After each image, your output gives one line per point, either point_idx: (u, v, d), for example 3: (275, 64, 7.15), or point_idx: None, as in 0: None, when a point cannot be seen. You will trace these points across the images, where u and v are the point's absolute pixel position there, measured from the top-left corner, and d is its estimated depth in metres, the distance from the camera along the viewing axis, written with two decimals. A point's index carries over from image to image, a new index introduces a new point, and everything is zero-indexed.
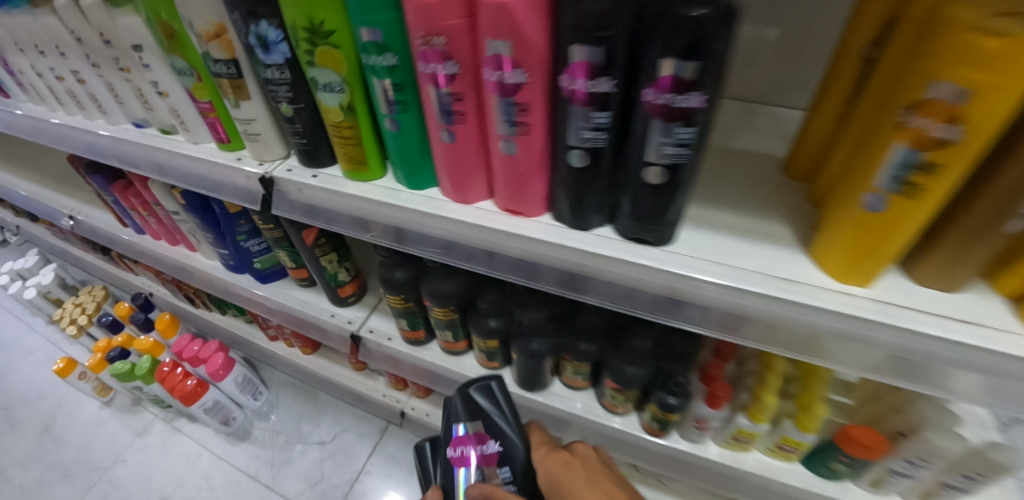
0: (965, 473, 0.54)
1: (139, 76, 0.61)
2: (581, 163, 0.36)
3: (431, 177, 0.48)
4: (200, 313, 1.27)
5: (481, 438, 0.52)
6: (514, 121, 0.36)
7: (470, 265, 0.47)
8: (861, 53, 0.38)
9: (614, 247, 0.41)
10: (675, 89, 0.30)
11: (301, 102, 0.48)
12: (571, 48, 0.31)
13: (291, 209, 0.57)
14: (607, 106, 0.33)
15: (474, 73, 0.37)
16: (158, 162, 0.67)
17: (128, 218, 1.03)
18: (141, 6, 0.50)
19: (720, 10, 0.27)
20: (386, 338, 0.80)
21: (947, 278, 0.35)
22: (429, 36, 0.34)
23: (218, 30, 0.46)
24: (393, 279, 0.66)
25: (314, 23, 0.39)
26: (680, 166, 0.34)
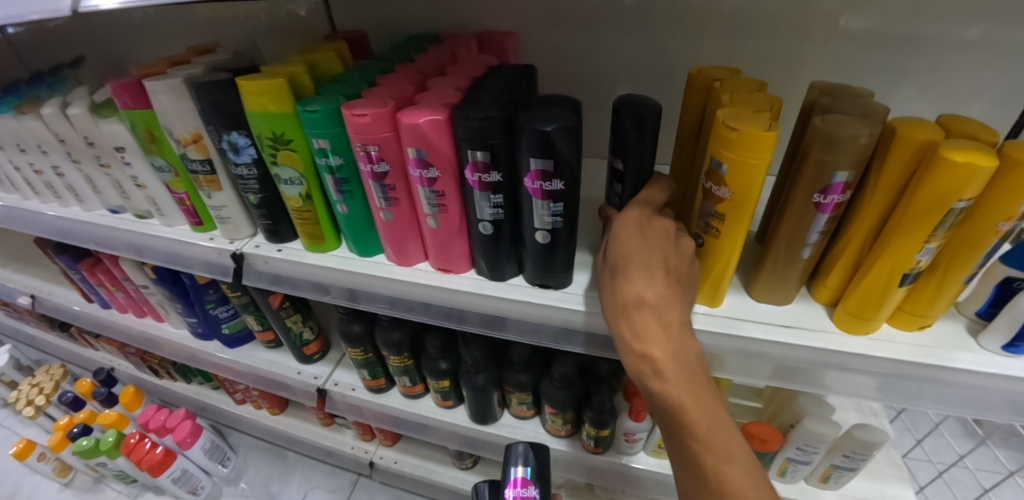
0: (845, 454, 0.64)
1: (119, 170, 0.70)
2: (489, 232, 0.48)
3: (376, 245, 0.58)
4: (166, 384, 1.28)
5: (535, 480, 0.51)
6: (435, 203, 0.48)
7: (412, 315, 0.57)
8: (691, 131, 0.51)
9: (524, 291, 0.52)
10: (541, 178, 0.42)
11: (265, 191, 0.58)
12: (469, 152, 0.42)
13: (259, 278, 0.66)
14: (500, 191, 0.45)
15: (401, 169, 0.48)
16: (137, 243, 0.75)
17: (95, 294, 1.07)
18: (126, 118, 0.59)
19: (562, 125, 0.38)
20: (351, 389, 0.86)
21: (772, 288, 0.50)
22: (366, 146, 0.45)
23: (194, 137, 0.56)
24: (350, 332, 0.74)
25: (276, 134, 0.50)
26: (558, 228, 0.46)
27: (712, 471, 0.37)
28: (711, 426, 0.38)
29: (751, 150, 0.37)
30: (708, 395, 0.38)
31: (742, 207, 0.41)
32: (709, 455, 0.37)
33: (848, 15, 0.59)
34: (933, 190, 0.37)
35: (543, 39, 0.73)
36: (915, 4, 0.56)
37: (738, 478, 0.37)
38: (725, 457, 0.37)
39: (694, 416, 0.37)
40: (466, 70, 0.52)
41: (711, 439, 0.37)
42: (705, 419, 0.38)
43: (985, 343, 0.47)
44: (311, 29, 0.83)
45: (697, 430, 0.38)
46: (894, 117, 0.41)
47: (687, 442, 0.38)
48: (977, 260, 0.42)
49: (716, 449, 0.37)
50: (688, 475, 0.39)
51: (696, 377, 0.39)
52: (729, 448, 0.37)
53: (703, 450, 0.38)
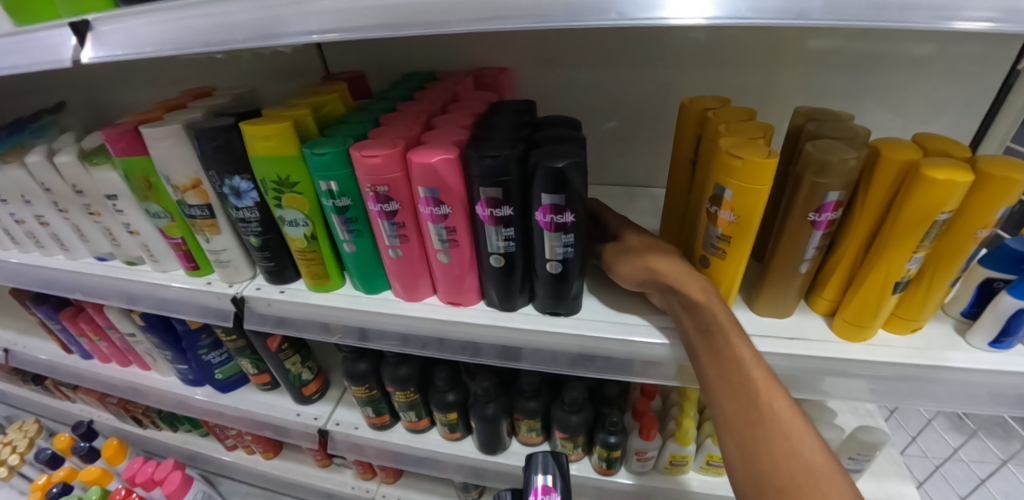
0: (851, 456, 0.65)
1: (110, 217, 0.68)
2: (499, 264, 0.49)
3: (383, 282, 0.58)
4: (150, 434, 1.22)
5: (558, 486, 0.50)
6: (446, 238, 0.48)
7: (425, 351, 0.56)
8: (687, 158, 0.54)
9: (537, 320, 0.52)
10: (553, 212, 0.43)
11: (268, 233, 0.58)
12: (481, 189, 0.43)
13: (262, 321, 0.64)
14: (510, 226, 0.46)
15: (411, 207, 0.49)
16: (128, 291, 0.73)
17: (76, 344, 1.02)
18: (121, 166, 0.59)
19: (574, 161, 0.40)
20: (353, 427, 0.84)
21: (774, 303, 0.52)
22: (376, 186, 0.46)
23: (194, 183, 0.56)
24: (354, 371, 0.73)
25: (282, 178, 0.50)
26: (569, 258, 0.47)
27: (794, 483, 0.38)
28: (795, 434, 0.40)
29: (752, 177, 0.39)
30: (794, 405, 0.41)
31: (745, 229, 0.43)
32: (794, 463, 0.38)
33: (818, 43, 0.64)
34: (918, 205, 0.40)
35: (533, 73, 0.75)
36: (876, 32, 0.61)
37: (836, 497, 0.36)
38: (814, 471, 0.38)
39: (779, 417, 0.40)
40: (468, 108, 0.54)
41: (798, 447, 0.39)
42: (790, 425, 0.40)
43: (971, 340, 0.49)
44: (301, 69, 0.84)
45: (781, 433, 0.40)
46: (876, 139, 0.44)
47: (773, 448, 0.40)
48: (960, 266, 0.45)
49: (802, 458, 0.39)
50: (768, 492, 0.39)
51: (776, 383, 0.42)
52: (818, 461, 0.38)
53: (785, 458, 0.39)
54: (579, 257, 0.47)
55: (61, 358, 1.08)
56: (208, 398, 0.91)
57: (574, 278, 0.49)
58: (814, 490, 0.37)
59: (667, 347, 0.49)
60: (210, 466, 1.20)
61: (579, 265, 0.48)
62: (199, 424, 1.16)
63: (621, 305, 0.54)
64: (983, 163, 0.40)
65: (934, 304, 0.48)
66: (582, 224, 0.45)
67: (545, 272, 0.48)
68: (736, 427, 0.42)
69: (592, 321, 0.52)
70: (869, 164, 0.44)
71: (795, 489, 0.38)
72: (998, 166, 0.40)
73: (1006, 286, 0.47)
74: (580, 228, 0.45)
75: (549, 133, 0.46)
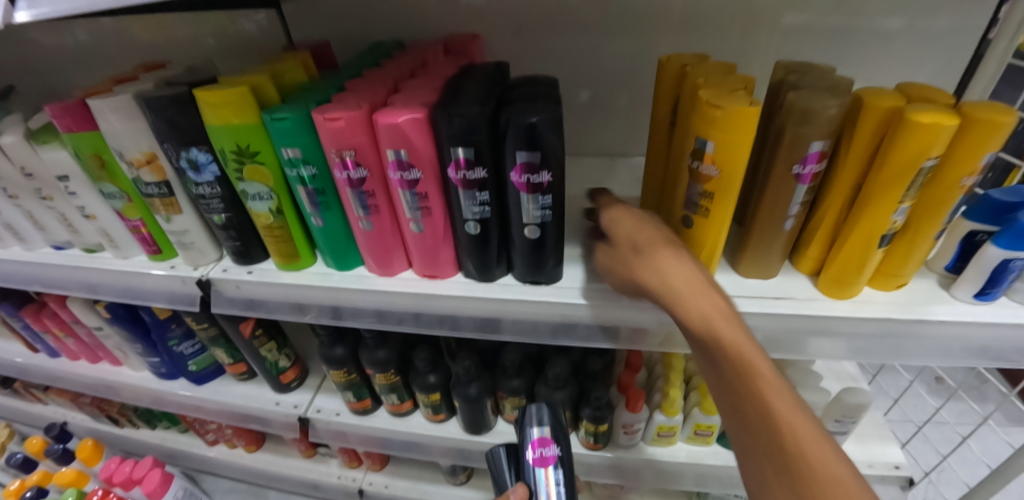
0: (837, 419, 0.65)
1: (63, 202, 0.64)
2: (475, 232, 0.47)
3: (356, 258, 0.56)
4: (127, 434, 1.18)
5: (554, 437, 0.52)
6: (418, 206, 0.46)
7: (402, 327, 0.54)
8: (667, 119, 0.52)
9: (516, 290, 0.50)
10: (528, 171, 0.41)
11: (232, 210, 0.55)
12: (452, 150, 0.41)
13: (230, 305, 0.61)
14: (484, 190, 0.44)
15: (380, 174, 0.46)
16: (88, 280, 0.69)
17: (40, 343, 0.98)
18: (68, 143, 0.55)
19: (548, 116, 0.38)
20: (335, 414, 0.81)
21: (758, 264, 0.51)
22: (341, 151, 0.43)
23: (148, 157, 0.52)
24: (331, 355, 0.70)
25: (241, 147, 0.47)
26: (547, 222, 0.45)
27: (794, 474, 0.34)
28: (788, 416, 0.35)
29: (734, 127, 0.38)
30: (784, 383, 0.37)
31: (729, 184, 0.41)
32: (789, 451, 0.35)
33: (792, 18, 0.65)
34: (904, 151, 0.39)
35: (509, 41, 0.73)
36: None
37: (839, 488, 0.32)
38: (813, 458, 0.34)
39: (770, 403, 0.36)
40: (438, 72, 0.52)
41: (791, 431, 0.35)
42: (781, 409, 0.36)
43: (956, 294, 0.49)
44: (265, 44, 0.80)
45: (773, 419, 0.36)
46: (859, 88, 0.43)
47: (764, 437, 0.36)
48: (945, 216, 0.44)
49: (798, 444, 0.35)
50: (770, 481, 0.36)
51: (765, 362, 0.37)
52: (811, 446, 0.34)
53: (781, 446, 0.35)
54: (557, 221, 0.45)
55: (27, 358, 1.03)
56: (184, 392, 0.88)
57: (553, 244, 0.47)
58: (814, 478, 0.33)
59: (648, 310, 0.48)
60: (191, 463, 1.17)
61: (558, 230, 0.47)
62: (178, 421, 1.13)
63: (603, 272, 0.52)
64: (968, 109, 0.39)
65: (919, 259, 0.47)
66: (560, 185, 0.43)
67: (522, 239, 0.46)
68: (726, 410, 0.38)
69: (573, 288, 0.50)
70: (853, 114, 0.42)
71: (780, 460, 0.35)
72: (982, 111, 0.39)
73: (989, 238, 0.47)
74: (558, 189, 0.43)
75: (522, 91, 0.44)
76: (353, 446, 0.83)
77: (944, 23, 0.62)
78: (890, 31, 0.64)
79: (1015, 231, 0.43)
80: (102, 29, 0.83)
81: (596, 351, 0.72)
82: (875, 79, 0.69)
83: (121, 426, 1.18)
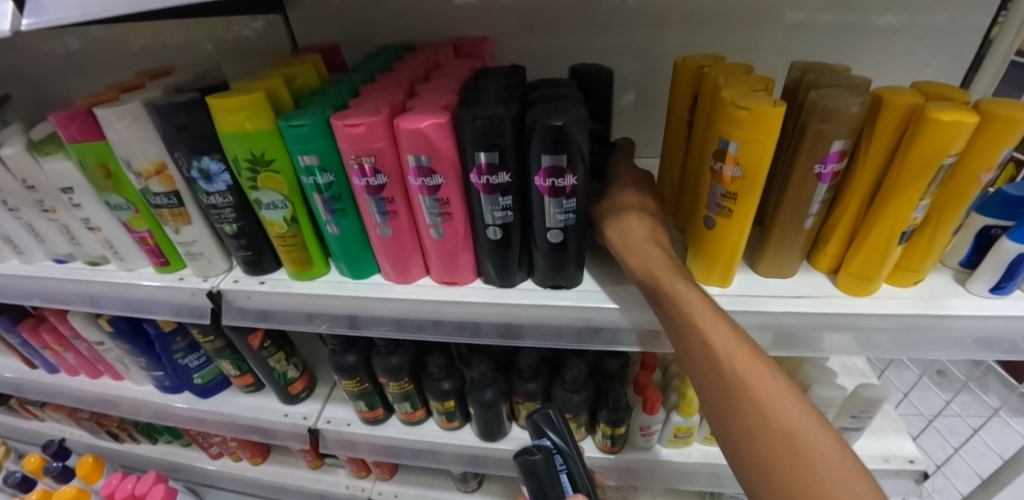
0: (853, 415, 0.65)
1: (65, 213, 0.63)
2: (496, 237, 0.46)
3: (372, 265, 0.55)
4: (127, 449, 1.15)
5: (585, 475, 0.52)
6: (439, 211, 0.46)
7: (420, 335, 0.53)
8: (683, 119, 0.53)
9: (537, 295, 0.50)
10: (553, 175, 0.40)
11: (244, 219, 0.54)
12: (475, 154, 0.41)
13: (241, 316, 0.60)
14: (505, 194, 0.43)
15: (399, 180, 0.45)
16: (91, 294, 0.68)
17: (38, 358, 0.96)
18: (74, 154, 0.53)
19: (574, 118, 0.38)
20: (345, 424, 0.80)
21: (777, 262, 0.51)
22: (361, 157, 0.43)
23: (158, 167, 0.51)
24: (344, 364, 0.69)
25: (255, 155, 0.46)
26: (569, 225, 0.45)
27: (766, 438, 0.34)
28: (750, 379, 0.36)
29: (758, 127, 0.38)
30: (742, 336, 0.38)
31: (752, 184, 0.41)
32: (754, 409, 0.35)
33: (794, 15, 0.66)
34: (925, 147, 0.39)
35: (517, 43, 0.72)
36: None
37: (808, 447, 0.33)
38: (777, 415, 0.35)
39: (733, 365, 0.37)
40: (454, 75, 0.51)
41: (748, 380, 0.36)
42: (744, 369, 0.37)
43: (972, 288, 0.49)
44: (267, 49, 0.79)
45: (740, 380, 0.36)
46: (877, 86, 0.43)
47: (729, 396, 0.37)
48: (963, 211, 0.44)
49: (764, 402, 0.35)
50: (731, 436, 0.36)
51: (724, 323, 0.39)
52: (770, 393, 0.35)
53: (749, 408, 0.35)
54: (579, 223, 0.45)
55: (24, 374, 1.01)
56: (188, 405, 0.86)
57: (574, 247, 0.46)
58: (783, 440, 0.33)
59: None
60: (194, 477, 1.14)
61: (579, 233, 0.46)
62: (181, 434, 1.11)
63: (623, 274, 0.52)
64: (986, 105, 0.40)
65: (937, 255, 0.48)
66: (583, 187, 0.43)
67: (544, 242, 0.46)
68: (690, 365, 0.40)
69: (594, 292, 0.50)
70: (871, 113, 0.43)
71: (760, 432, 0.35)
72: (1001, 107, 0.39)
73: (1005, 232, 0.47)
74: (580, 191, 0.43)
75: (543, 93, 0.44)
76: (364, 456, 0.82)
77: (946, 18, 0.63)
78: (895, 27, 0.65)
79: None
80: (98, 36, 0.81)
81: (611, 353, 0.71)
82: (880, 75, 0.69)
83: (122, 441, 1.16)
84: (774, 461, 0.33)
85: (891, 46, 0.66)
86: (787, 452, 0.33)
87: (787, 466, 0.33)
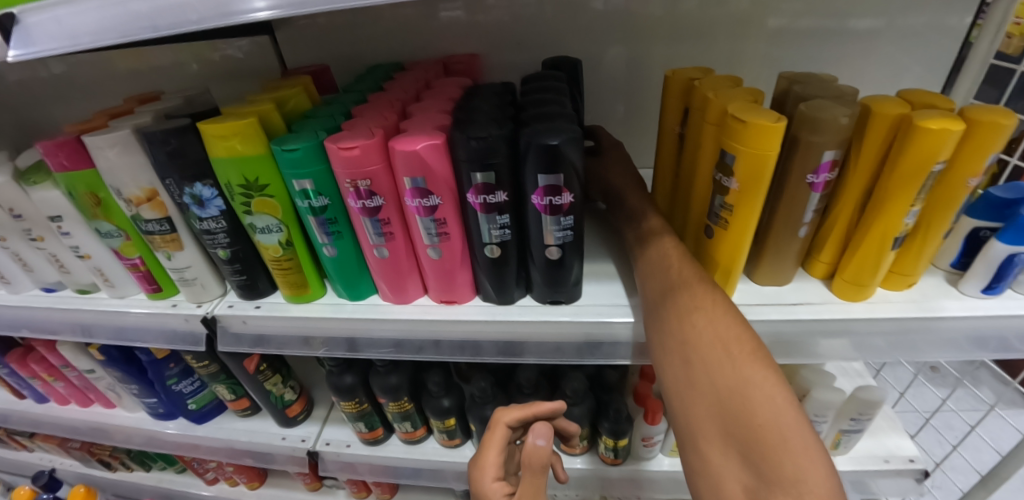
0: (852, 417, 0.66)
1: (54, 242, 0.62)
2: (494, 255, 0.46)
3: (369, 287, 0.55)
4: (119, 480, 1.13)
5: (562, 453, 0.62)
6: (436, 232, 0.46)
7: (421, 355, 0.53)
8: (674, 132, 0.53)
9: (536, 311, 0.50)
10: (550, 193, 0.41)
11: (238, 244, 0.53)
12: (471, 175, 0.41)
13: (237, 341, 0.59)
14: (501, 212, 0.43)
15: (395, 201, 0.45)
16: (80, 322, 0.66)
17: (27, 387, 0.93)
18: (62, 183, 0.53)
19: (569, 137, 0.38)
20: (344, 445, 0.79)
21: (773, 271, 0.51)
22: (356, 181, 0.43)
23: (149, 194, 0.50)
24: (341, 385, 0.68)
25: (249, 180, 0.46)
26: (566, 242, 0.45)
27: (754, 434, 0.32)
28: (792, 442, 0.30)
29: (752, 140, 0.38)
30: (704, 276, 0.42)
31: (748, 197, 0.42)
32: (719, 370, 0.35)
33: (776, 22, 0.67)
34: (914, 156, 0.40)
35: (507, 59, 0.73)
36: (823, 8, 0.65)
37: (799, 447, 0.30)
38: (750, 405, 0.32)
39: (689, 299, 0.40)
40: (445, 94, 0.51)
41: (700, 304, 0.39)
42: (740, 345, 0.36)
43: (965, 289, 0.50)
44: (254, 69, 0.79)
45: (724, 354, 0.35)
46: (864, 96, 0.44)
47: (689, 351, 0.37)
48: (953, 214, 0.45)
49: (721, 347, 0.36)
50: (673, 351, 0.39)
51: (710, 284, 0.41)
52: (714, 317, 0.38)
53: (702, 340, 0.37)
54: (576, 240, 0.45)
55: (12, 405, 0.98)
56: (182, 431, 0.84)
57: (569, 262, 0.46)
58: (727, 366, 0.35)
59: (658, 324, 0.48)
60: None
61: (576, 248, 0.46)
62: (175, 460, 1.08)
63: (622, 288, 0.52)
64: (970, 112, 0.41)
65: (929, 256, 0.48)
66: (579, 202, 0.43)
67: (541, 260, 0.46)
68: (711, 441, 0.35)
69: (592, 306, 0.50)
70: (859, 122, 0.43)
71: (695, 345, 0.37)
72: (985, 113, 0.40)
73: (994, 233, 0.48)
74: (577, 206, 0.43)
75: (536, 111, 0.44)
76: (363, 477, 0.80)
77: (928, 24, 0.65)
78: (882, 33, 0.66)
79: (1020, 226, 0.44)
80: (83, 61, 0.81)
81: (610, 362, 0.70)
82: (862, 81, 0.71)
83: (115, 470, 1.13)
84: (711, 370, 0.35)
85: (875, 51, 0.68)
86: (727, 369, 0.35)
87: (759, 450, 0.31)
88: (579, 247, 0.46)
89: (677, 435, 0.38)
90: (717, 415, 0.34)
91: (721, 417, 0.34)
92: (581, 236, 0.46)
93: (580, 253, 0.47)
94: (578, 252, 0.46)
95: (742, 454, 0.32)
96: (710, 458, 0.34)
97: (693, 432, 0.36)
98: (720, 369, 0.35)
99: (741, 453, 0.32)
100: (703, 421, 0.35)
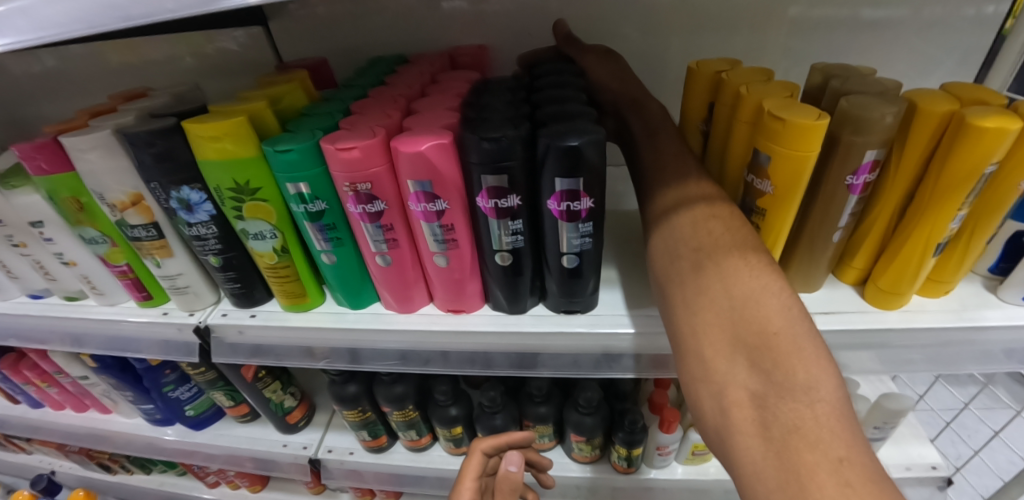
0: (876, 426, 0.63)
1: (38, 248, 0.59)
2: (505, 263, 0.43)
3: (371, 295, 0.51)
4: (119, 482, 1.11)
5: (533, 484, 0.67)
6: (444, 238, 0.42)
7: (429, 368, 0.50)
8: (698, 128, 0.50)
9: (551, 321, 0.46)
10: (568, 198, 0.37)
11: (231, 251, 0.50)
12: (481, 178, 0.37)
13: (233, 352, 0.56)
14: (514, 217, 0.40)
15: (398, 205, 0.42)
16: (69, 330, 0.63)
17: (21, 393, 0.91)
18: (42, 186, 0.49)
19: (591, 137, 0.35)
20: (347, 452, 0.77)
21: (803, 276, 0.48)
22: (356, 184, 0.39)
23: (134, 199, 0.47)
24: (344, 394, 0.66)
25: (240, 185, 0.43)
26: (584, 250, 0.41)
27: (764, 340, 0.28)
28: (802, 348, 0.27)
29: (791, 139, 0.35)
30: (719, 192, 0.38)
31: (782, 200, 0.39)
32: (737, 280, 0.31)
33: (800, 10, 0.62)
34: (967, 156, 0.36)
35: (517, 52, 0.69)
36: None
37: (810, 353, 0.27)
38: (765, 311, 0.29)
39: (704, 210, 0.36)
40: (452, 89, 0.48)
41: (716, 214, 0.36)
42: (758, 257, 0.32)
43: (1006, 297, 0.47)
44: (250, 63, 0.75)
45: (742, 261, 0.32)
46: (909, 90, 0.40)
47: (704, 258, 0.33)
48: (1001, 218, 0.42)
49: (740, 253, 0.32)
50: (682, 256, 0.35)
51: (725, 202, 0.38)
52: (730, 227, 0.34)
53: (719, 245, 0.33)
54: (595, 248, 0.42)
55: (8, 410, 0.96)
56: (180, 438, 0.82)
57: (586, 271, 0.43)
58: (743, 272, 0.31)
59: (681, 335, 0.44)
60: None
61: (595, 256, 0.43)
62: (175, 464, 1.06)
63: (641, 296, 0.49)
64: None
65: (972, 263, 0.45)
66: (599, 206, 0.39)
67: (557, 268, 0.43)
68: (715, 345, 0.30)
69: (610, 317, 0.46)
70: (904, 119, 0.40)
71: (711, 250, 0.33)
72: None
73: None
74: (597, 211, 0.39)
75: (554, 108, 0.40)
76: (369, 485, 0.78)
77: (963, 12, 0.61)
78: (919, 22, 0.62)
79: None
80: (70, 54, 0.77)
81: None
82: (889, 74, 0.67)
83: (115, 472, 1.12)
84: (726, 274, 0.31)
85: (910, 40, 0.63)
86: (744, 275, 0.31)
87: (771, 352, 0.27)
88: (598, 255, 0.43)
89: (675, 346, 0.33)
90: (726, 320, 0.30)
91: (730, 320, 0.30)
92: (601, 243, 0.42)
93: (598, 260, 0.43)
94: (596, 260, 0.43)
95: (749, 357, 0.28)
96: (711, 367, 0.30)
97: (693, 339, 0.31)
98: (738, 275, 0.31)
99: (749, 358, 0.28)
100: (710, 325, 0.30)
